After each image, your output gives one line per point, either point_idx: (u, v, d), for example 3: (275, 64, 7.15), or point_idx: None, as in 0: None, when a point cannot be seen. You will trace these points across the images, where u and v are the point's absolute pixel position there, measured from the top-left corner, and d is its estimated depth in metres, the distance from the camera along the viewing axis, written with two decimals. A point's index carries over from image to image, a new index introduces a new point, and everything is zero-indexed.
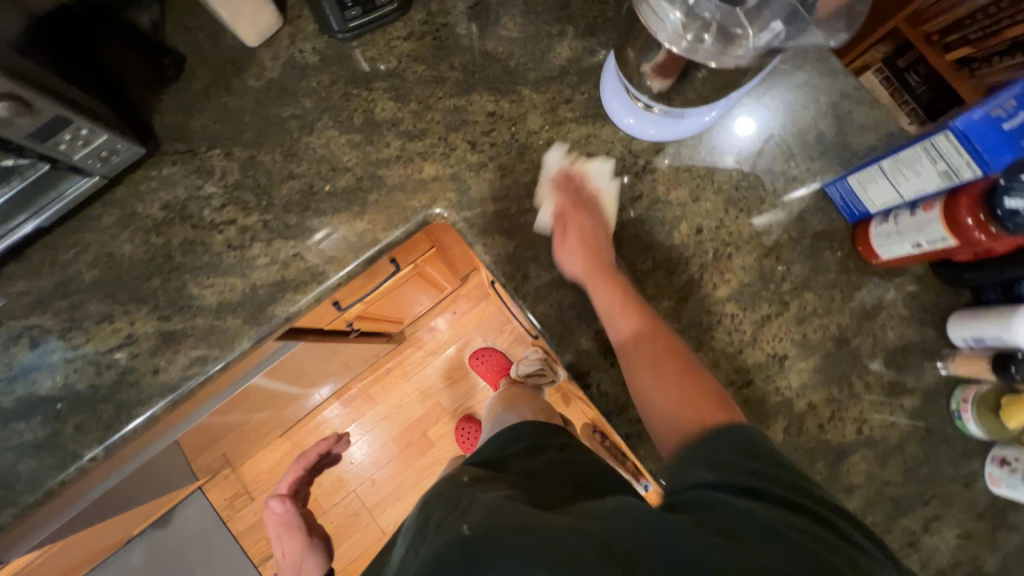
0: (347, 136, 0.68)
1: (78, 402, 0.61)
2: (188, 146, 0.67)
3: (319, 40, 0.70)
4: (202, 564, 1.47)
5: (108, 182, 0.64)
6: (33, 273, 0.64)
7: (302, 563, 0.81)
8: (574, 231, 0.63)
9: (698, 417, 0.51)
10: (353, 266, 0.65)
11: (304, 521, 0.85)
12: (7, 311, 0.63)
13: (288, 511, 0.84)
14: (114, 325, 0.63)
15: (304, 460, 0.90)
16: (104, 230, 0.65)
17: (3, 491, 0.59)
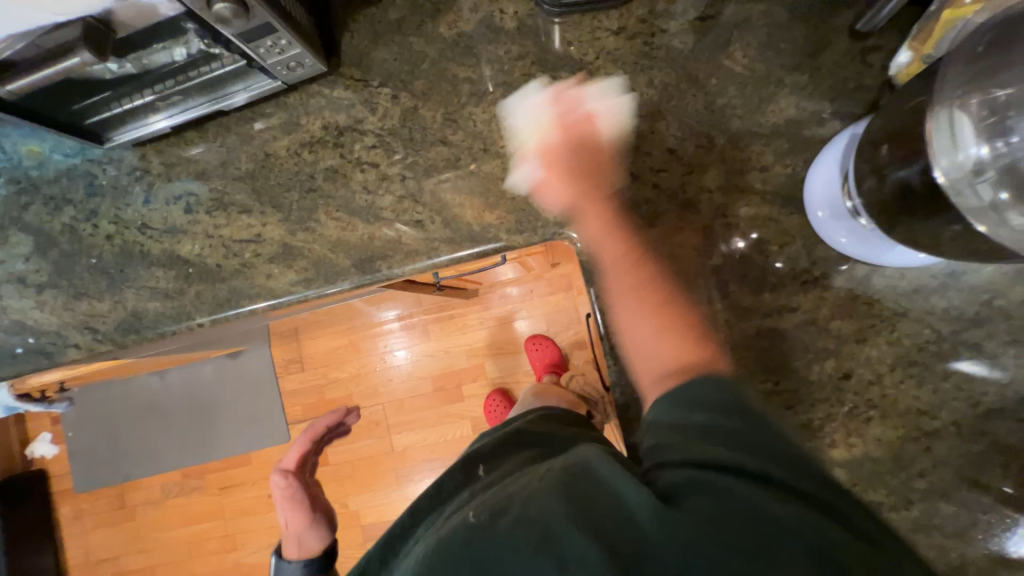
0: (512, 121, 0.63)
1: (204, 273, 0.68)
2: (363, 75, 0.67)
3: (524, 5, 0.64)
4: (249, 400, 1.72)
5: (287, 88, 0.67)
6: (205, 146, 0.70)
7: (305, 537, 0.82)
8: (586, 190, 0.56)
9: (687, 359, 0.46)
10: (466, 253, 0.64)
11: (307, 496, 0.87)
12: (176, 171, 0.70)
13: (287, 484, 0.87)
14: (250, 220, 0.68)
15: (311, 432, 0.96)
16: (269, 130, 0.68)
17: (133, 320, 0.70)
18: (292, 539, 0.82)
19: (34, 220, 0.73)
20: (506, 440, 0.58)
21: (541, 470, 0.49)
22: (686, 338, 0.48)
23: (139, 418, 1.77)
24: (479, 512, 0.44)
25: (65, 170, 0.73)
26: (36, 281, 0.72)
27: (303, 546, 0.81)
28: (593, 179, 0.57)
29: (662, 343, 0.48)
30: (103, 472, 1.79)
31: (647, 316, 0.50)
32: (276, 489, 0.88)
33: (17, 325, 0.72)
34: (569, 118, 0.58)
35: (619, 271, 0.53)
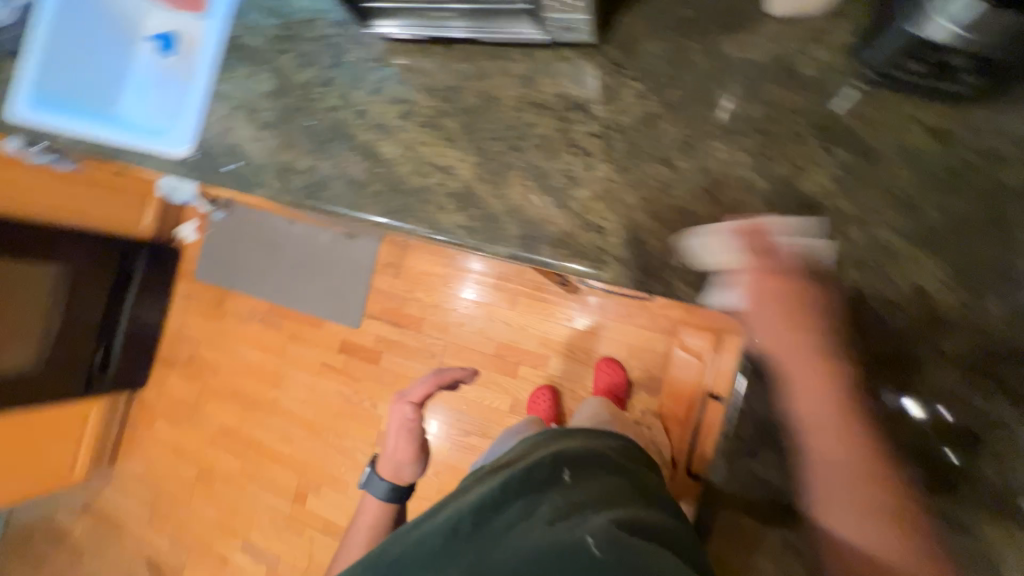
0: (753, 175, 0.56)
1: (390, 177, 0.72)
2: (623, 60, 0.63)
3: (835, 57, 0.55)
4: (342, 278, 1.88)
5: (545, 43, 0.65)
6: (444, 64, 0.71)
7: (399, 468, 1.07)
8: (778, 307, 0.52)
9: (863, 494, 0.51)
10: (630, 282, 0.60)
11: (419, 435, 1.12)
12: (410, 76, 0.73)
13: (417, 419, 1.13)
14: (450, 150, 0.69)
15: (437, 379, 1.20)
16: (507, 75, 0.68)
17: (316, 188, 0.76)
18: (389, 465, 1.08)
19: (282, 68, 0.81)
20: (588, 460, 0.63)
21: (634, 515, 0.54)
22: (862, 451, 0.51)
23: (259, 247, 2.03)
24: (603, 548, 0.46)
25: (323, 34, 0.79)
26: (263, 119, 0.82)
27: (395, 474, 1.06)
28: (805, 315, 0.52)
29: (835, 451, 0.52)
30: (216, 274, 2.09)
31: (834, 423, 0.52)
32: (406, 418, 1.13)
33: (234, 148, 0.83)
34: (757, 251, 0.52)
35: (817, 391, 0.52)
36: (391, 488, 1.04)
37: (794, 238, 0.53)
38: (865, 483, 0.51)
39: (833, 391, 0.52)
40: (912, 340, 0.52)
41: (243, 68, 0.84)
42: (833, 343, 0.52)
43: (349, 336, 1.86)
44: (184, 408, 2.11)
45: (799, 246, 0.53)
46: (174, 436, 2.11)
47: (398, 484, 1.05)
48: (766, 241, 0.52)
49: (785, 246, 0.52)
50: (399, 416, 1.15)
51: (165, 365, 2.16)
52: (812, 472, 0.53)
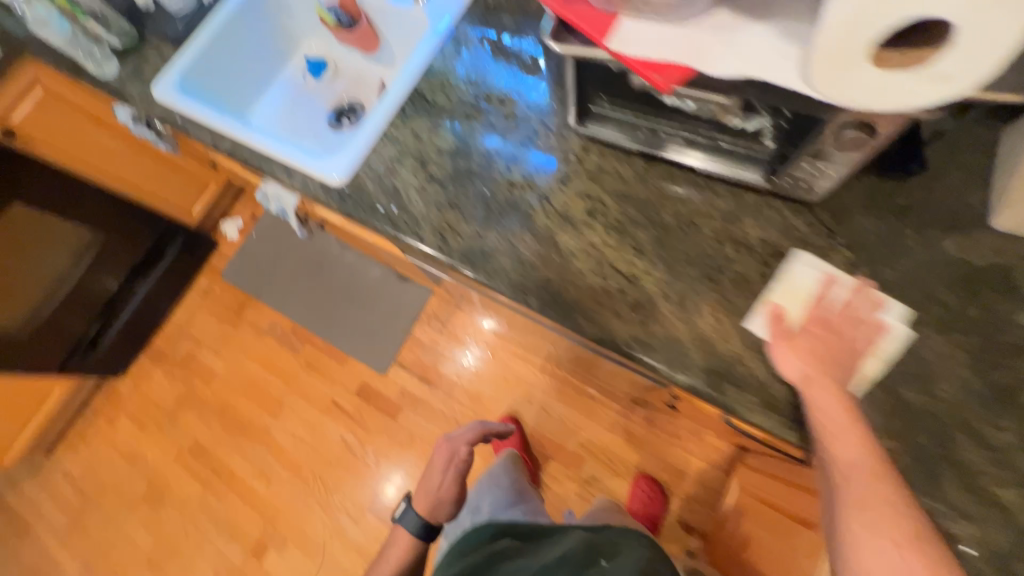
0: (969, 376, 0.55)
1: (564, 269, 0.70)
2: (833, 225, 0.64)
3: None
4: (382, 318, 1.80)
5: (757, 189, 0.66)
6: (643, 177, 0.72)
7: (436, 509, 1.06)
8: (831, 386, 0.53)
9: None
10: (824, 452, 0.56)
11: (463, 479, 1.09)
12: (602, 177, 0.74)
13: (467, 463, 1.09)
14: (636, 259, 0.68)
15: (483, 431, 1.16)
16: (711, 206, 0.68)
17: (478, 256, 0.73)
18: (426, 502, 1.07)
19: (465, 131, 0.82)
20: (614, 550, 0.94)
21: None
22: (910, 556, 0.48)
23: (302, 264, 1.95)
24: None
25: (518, 115, 0.81)
26: (432, 172, 0.80)
27: (431, 512, 1.07)
28: (835, 371, 0.54)
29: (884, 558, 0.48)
30: (246, 277, 1.99)
31: (884, 530, 0.48)
32: (456, 457, 1.10)
33: (394, 191, 0.81)
34: (838, 312, 0.56)
35: (855, 446, 0.51)
36: (424, 524, 1.05)
37: (877, 330, 0.56)
38: (899, 536, 0.48)
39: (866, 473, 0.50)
40: None
41: (423, 120, 0.85)
42: None
43: (370, 380, 1.74)
44: (157, 411, 1.89)
45: (873, 332, 0.56)
46: (134, 441, 1.86)
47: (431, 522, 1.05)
48: (846, 303, 0.57)
49: (841, 308, 0.57)
50: (446, 460, 1.10)
51: (153, 358, 1.97)
52: (837, 494, 0.51)
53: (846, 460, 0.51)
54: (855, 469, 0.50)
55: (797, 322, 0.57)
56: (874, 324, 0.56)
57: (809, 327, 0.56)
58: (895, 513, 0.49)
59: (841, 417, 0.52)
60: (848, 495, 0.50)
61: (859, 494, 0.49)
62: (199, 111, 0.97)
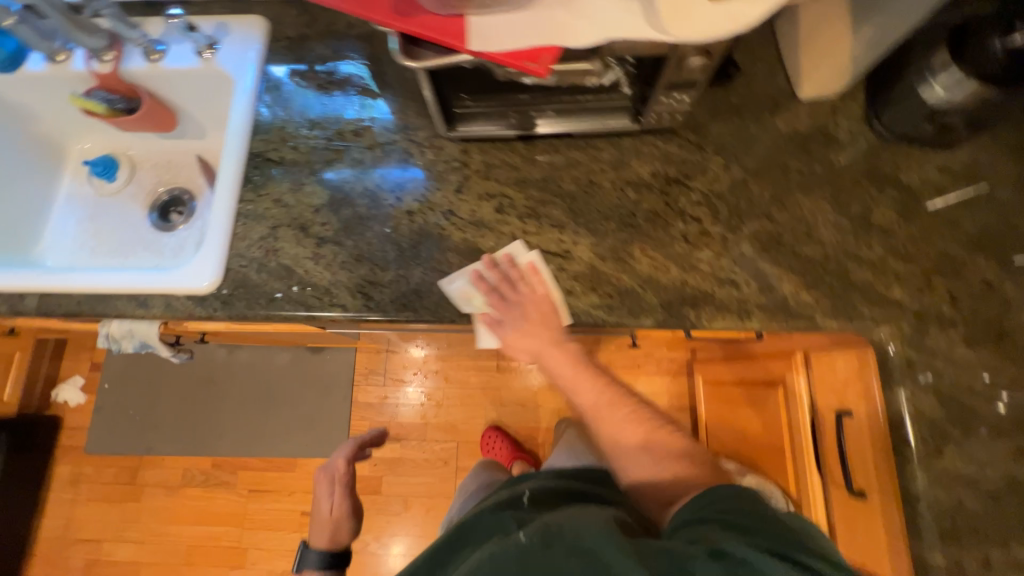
0: (837, 217, 0.68)
1: (503, 272, 0.69)
2: (699, 140, 0.73)
3: (857, 124, 0.72)
4: (315, 401, 1.62)
5: (631, 132, 0.72)
6: (532, 159, 0.73)
7: (338, 532, 0.99)
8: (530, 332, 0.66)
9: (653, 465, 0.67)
10: (776, 325, 0.65)
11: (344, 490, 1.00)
12: (494, 171, 0.73)
13: (348, 472, 1.00)
14: (562, 235, 0.70)
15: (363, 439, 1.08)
16: (600, 162, 0.73)
17: (413, 296, 0.69)
18: (325, 532, 0.98)
19: (335, 178, 0.75)
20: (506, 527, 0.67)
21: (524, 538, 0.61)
22: (637, 430, 0.69)
23: (191, 390, 1.64)
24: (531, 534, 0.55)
25: (382, 140, 0.76)
26: (320, 234, 0.72)
27: (333, 540, 0.98)
28: (550, 331, 0.67)
29: (621, 428, 0.69)
30: (123, 438, 1.61)
31: (593, 396, 0.70)
32: (337, 472, 1.01)
33: (286, 271, 0.71)
34: (511, 284, 0.67)
35: (551, 361, 0.68)
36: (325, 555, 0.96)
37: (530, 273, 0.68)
38: (602, 402, 0.71)
39: (573, 389, 0.71)
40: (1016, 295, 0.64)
41: (281, 183, 0.75)
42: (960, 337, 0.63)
43: None
44: None
45: (531, 300, 0.67)
46: None
47: (336, 547, 0.97)
48: (516, 276, 0.68)
49: (527, 277, 0.68)
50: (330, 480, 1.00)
51: None
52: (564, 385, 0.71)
53: (564, 367, 0.69)
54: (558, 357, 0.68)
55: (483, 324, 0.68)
56: (521, 281, 0.68)
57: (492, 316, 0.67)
58: (577, 362, 0.70)
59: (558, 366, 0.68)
60: (566, 383, 0.71)
61: (575, 386, 0.71)
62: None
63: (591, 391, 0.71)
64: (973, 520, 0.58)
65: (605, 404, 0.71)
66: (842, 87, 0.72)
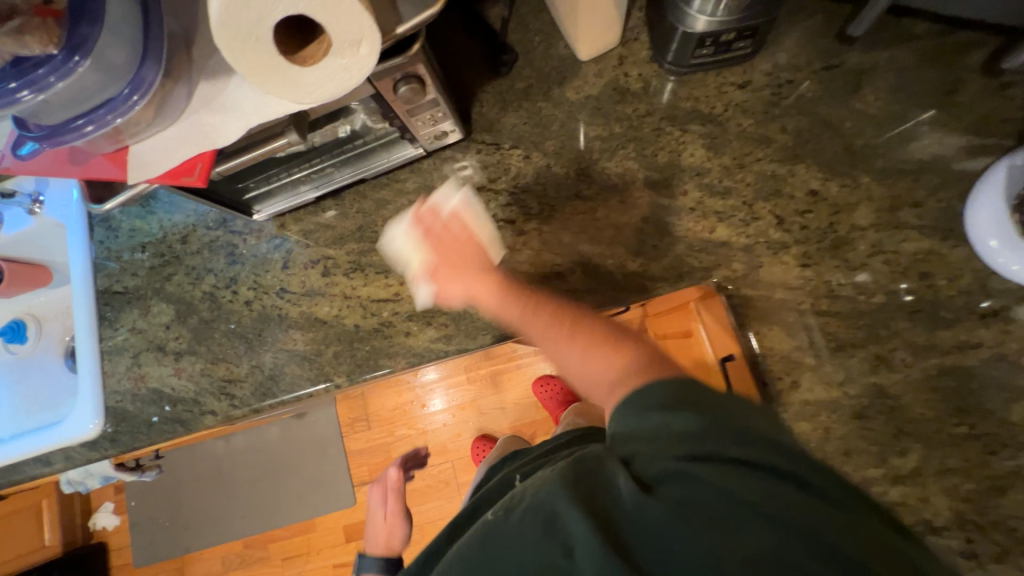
0: (646, 172, 0.65)
1: (341, 335, 0.69)
2: (494, 138, 0.70)
3: (647, 67, 0.68)
4: (314, 461, 1.68)
5: (423, 154, 0.71)
6: (343, 212, 0.73)
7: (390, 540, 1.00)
8: (448, 268, 0.58)
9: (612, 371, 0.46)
10: (610, 305, 0.64)
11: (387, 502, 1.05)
12: (312, 236, 0.73)
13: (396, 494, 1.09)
14: (387, 279, 0.70)
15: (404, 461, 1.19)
16: (407, 193, 0.71)
17: (270, 383, 0.70)
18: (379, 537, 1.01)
19: (176, 290, 0.77)
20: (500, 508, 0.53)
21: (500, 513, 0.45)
22: (602, 341, 0.48)
23: (204, 485, 1.74)
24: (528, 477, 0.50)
25: (207, 239, 0.77)
26: (176, 350, 0.75)
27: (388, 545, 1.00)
28: (475, 263, 0.58)
29: (593, 362, 0.47)
30: (160, 544, 1.73)
31: (568, 341, 0.49)
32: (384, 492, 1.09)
33: (156, 393, 0.74)
34: (438, 227, 0.60)
35: (518, 316, 0.54)
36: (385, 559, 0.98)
37: (455, 219, 0.60)
38: (554, 330, 0.51)
39: (516, 308, 0.54)
40: (847, 196, 0.60)
41: (133, 312, 0.78)
42: (793, 260, 0.60)
43: (350, 519, 1.64)
44: None
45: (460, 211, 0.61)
46: None
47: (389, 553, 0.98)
48: (435, 221, 0.60)
49: (444, 215, 0.60)
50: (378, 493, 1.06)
51: None
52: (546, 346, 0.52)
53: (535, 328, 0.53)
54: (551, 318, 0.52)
55: (426, 273, 0.59)
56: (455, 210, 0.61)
57: (430, 251, 0.59)
58: (544, 313, 0.52)
59: (486, 299, 0.56)
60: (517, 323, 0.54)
61: (530, 324, 0.53)
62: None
63: (586, 345, 0.48)
64: (845, 443, 0.57)
65: (572, 340, 0.49)
66: (617, 35, 0.68)
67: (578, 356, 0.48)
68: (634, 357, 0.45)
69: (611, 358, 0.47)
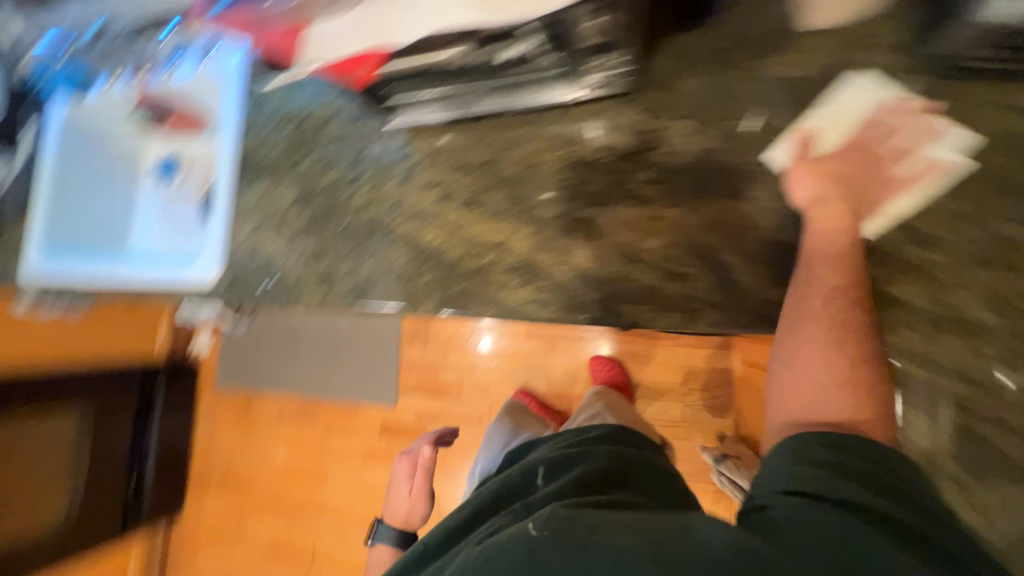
0: None
1: (439, 266, 0.69)
2: (662, 101, 0.61)
3: (887, 61, 0.55)
4: (371, 357, 1.83)
5: (578, 99, 0.63)
6: (475, 141, 0.69)
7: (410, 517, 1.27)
8: (830, 203, 0.57)
9: (843, 425, 0.57)
10: (731, 328, 0.56)
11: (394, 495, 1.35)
12: (437, 157, 0.71)
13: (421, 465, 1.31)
14: (500, 224, 0.66)
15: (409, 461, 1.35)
16: (544, 139, 0.65)
17: (364, 288, 0.73)
18: (403, 506, 1.30)
19: (304, 174, 0.80)
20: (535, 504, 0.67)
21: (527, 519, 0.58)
22: (851, 400, 0.58)
23: (279, 344, 1.98)
24: (541, 525, 0.53)
25: (340, 133, 0.78)
26: (291, 230, 0.79)
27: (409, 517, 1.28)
28: (853, 204, 0.57)
29: (831, 402, 0.58)
30: (238, 377, 2.03)
31: (825, 348, 0.58)
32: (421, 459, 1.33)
33: (267, 264, 0.80)
34: (886, 126, 0.56)
35: (830, 271, 0.56)
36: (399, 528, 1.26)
37: (925, 167, 0.56)
38: (831, 338, 0.57)
39: (843, 277, 0.57)
40: None
41: (263, 183, 0.83)
42: None
43: (388, 417, 1.79)
44: (225, 528, 1.99)
45: (924, 172, 0.56)
46: (218, 563, 1.98)
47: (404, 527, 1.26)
48: (895, 125, 0.56)
49: (922, 161, 0.56)
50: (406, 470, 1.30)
51: (197, 485, 2.06)
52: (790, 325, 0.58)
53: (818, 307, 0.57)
54: (838, 286, 0.57)
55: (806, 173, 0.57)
56: (930, 163, 0.56)
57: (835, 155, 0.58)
58: (855, 338, 0.58)
59: (820, 238, 0.57)
60: (814, 287, 0.57)
61: (815, 301, 0.57)
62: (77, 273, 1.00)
63: (827, 371, 0.58)
64: None
65: (840, 357, 0.58)
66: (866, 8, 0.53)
67: (821, 370, 0.58)
68: (851, 409, 0.57)
69: (854, 413, 0.57)
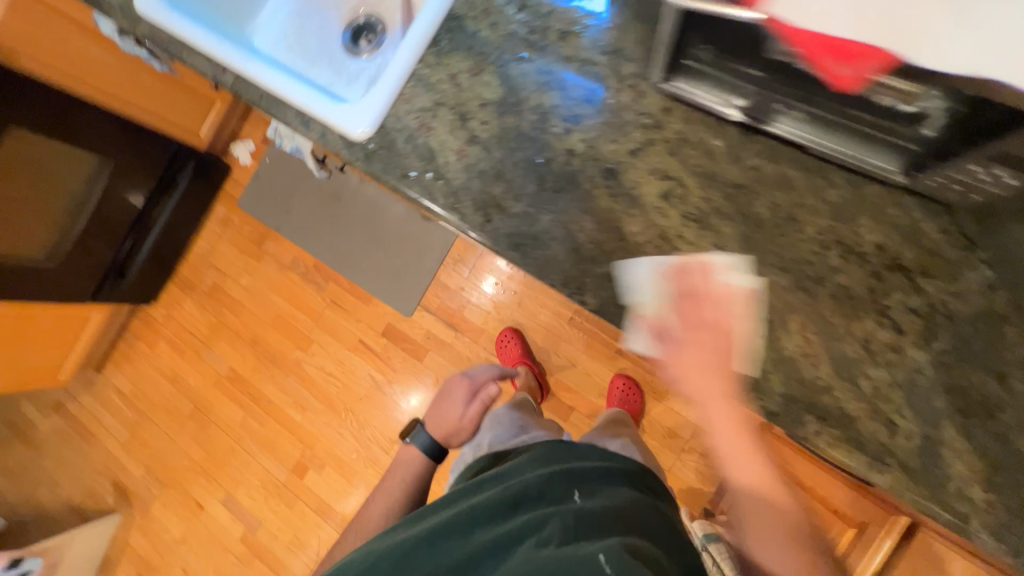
0: None
1: (625, 266, 0.60)
2: (976, 234, 0.52)
3: None
4: (407, 260, 1.74)
5: (888, 180, 0.53)
6: (737, 155, 0.58)
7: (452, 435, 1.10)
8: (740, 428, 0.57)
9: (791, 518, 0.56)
10: (907, 501, 0.51)
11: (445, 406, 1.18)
12: (683, 148, 0.60)
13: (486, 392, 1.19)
14: (717, 260, 0.57)
15: (473, 383, 1.22)
16: (819, 199, 0.56)
17: (528, 241, 0.63)
18: (444, 423, 1.12)
19: (516, 78, 0.67)
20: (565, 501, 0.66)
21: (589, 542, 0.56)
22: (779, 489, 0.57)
23: (322, 198, 1.86)
24: (615, 565, 0.51)
25: (583, 56, 0.65)
26: (474, 132, 0.67)
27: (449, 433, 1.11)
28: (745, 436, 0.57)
29: (775, 498, 0.57)
30: (265, 207, 1.90)
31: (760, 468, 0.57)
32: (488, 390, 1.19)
33: (428, 153, 0.68)
34: (697, 283, 0.56)
35: (750, 468, 0.57)
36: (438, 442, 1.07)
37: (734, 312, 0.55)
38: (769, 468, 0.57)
39: (755, 445, 0.58)
40: None
41: (464, 60, 0.69)
42: None
43: (396, 322, 1.74)
44: (192, 338, 1.96)
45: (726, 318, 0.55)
46: (174, 365, 1.97)
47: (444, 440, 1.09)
48: (713, 291, 0.56)
49: (717, 286, 0.56)
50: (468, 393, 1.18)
51: (182, 286, 1.99)
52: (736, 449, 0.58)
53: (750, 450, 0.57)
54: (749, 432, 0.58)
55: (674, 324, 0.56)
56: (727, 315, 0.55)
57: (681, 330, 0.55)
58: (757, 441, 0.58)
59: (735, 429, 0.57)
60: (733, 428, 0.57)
61: (739, 435, 0.57)
62: (181, 28, 0.80)
63: (765, 477, 0.57)
64: None
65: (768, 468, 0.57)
66: None
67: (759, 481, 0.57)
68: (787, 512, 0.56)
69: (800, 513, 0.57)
